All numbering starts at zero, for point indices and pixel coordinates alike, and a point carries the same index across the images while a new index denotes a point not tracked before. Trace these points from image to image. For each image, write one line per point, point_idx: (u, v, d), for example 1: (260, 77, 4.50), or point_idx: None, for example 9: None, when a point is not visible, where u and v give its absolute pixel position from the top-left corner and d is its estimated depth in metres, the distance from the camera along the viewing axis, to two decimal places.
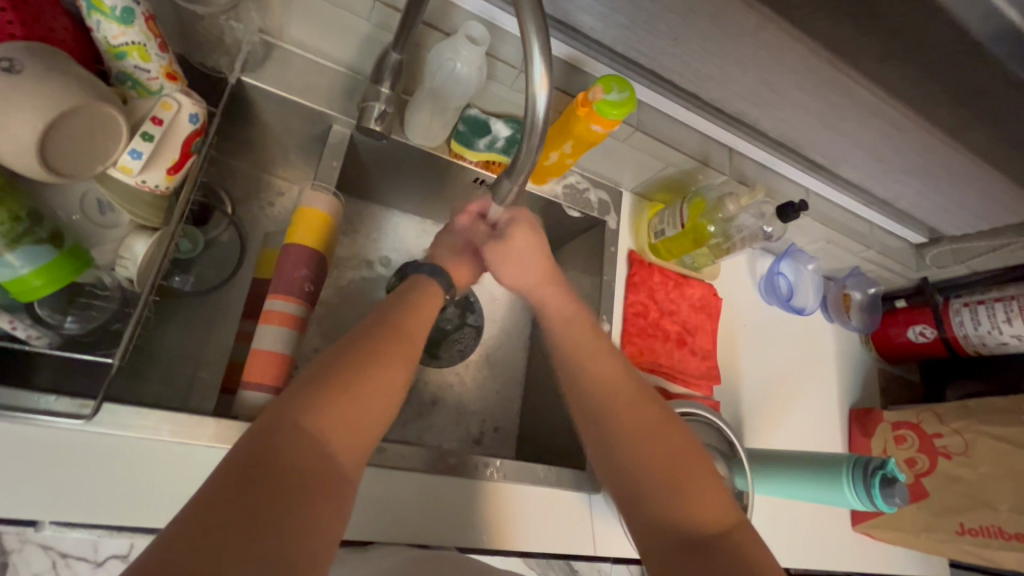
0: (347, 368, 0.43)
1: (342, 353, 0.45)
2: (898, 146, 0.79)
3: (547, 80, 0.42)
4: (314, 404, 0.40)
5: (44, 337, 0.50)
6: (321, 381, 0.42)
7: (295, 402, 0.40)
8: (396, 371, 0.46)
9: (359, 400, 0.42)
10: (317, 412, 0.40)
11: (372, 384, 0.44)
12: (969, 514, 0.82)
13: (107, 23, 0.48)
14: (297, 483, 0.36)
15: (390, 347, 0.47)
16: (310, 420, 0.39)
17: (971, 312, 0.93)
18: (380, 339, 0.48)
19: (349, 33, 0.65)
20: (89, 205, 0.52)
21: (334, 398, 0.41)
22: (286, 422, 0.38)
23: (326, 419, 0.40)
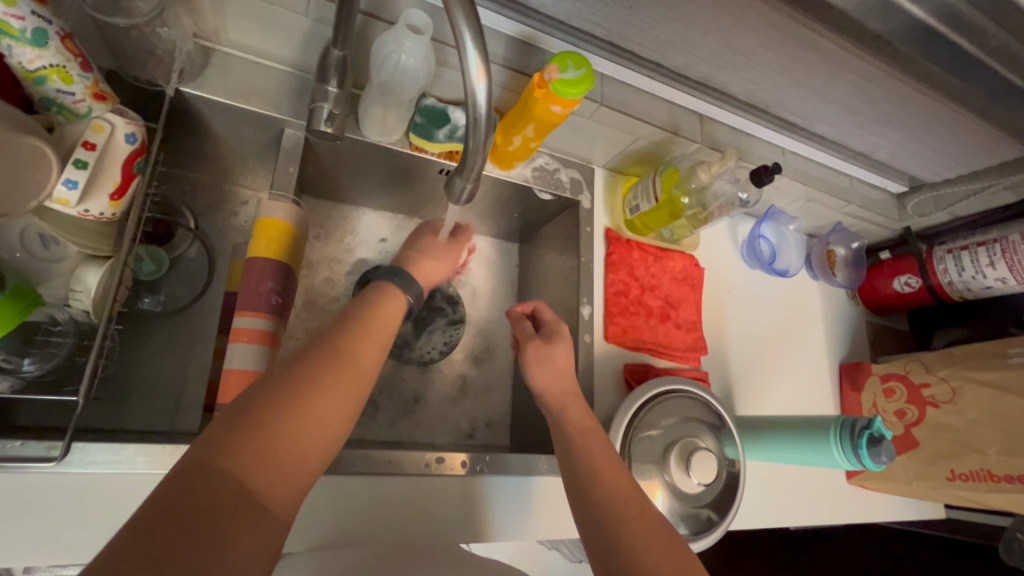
0: (284, 395, 0.41)
1: (280, 377, 0.43)
2: (871, 98, 0.77)
3: (483, 68, 0.40)
4: (269, 408, 0.40)
5: (5, 382, 0.49)
6: (253, 410, 0.40)
7: (224, 433, 0.38)
8: (340, 395, 0.44)
9: (295, 429, 0.40)
10: (248, 444, 0.38)
11: (310, 412, 0.41)
12: (958, 460, 0.83)
13: (19, 48, 0.45)
14: (223, 517, 0.35)
15: (335, 367, 0.45)
16: (264, 424, 0.39)
17: (954, 259, 0.92)
18: (323, 360, 0.45)
19: (289, 30, 0.62)
20: (30, 240, 0.50)
21: (278, 420, 0.40)
22: (218, 454, 0.37)
23: (268, 433, 0.39)
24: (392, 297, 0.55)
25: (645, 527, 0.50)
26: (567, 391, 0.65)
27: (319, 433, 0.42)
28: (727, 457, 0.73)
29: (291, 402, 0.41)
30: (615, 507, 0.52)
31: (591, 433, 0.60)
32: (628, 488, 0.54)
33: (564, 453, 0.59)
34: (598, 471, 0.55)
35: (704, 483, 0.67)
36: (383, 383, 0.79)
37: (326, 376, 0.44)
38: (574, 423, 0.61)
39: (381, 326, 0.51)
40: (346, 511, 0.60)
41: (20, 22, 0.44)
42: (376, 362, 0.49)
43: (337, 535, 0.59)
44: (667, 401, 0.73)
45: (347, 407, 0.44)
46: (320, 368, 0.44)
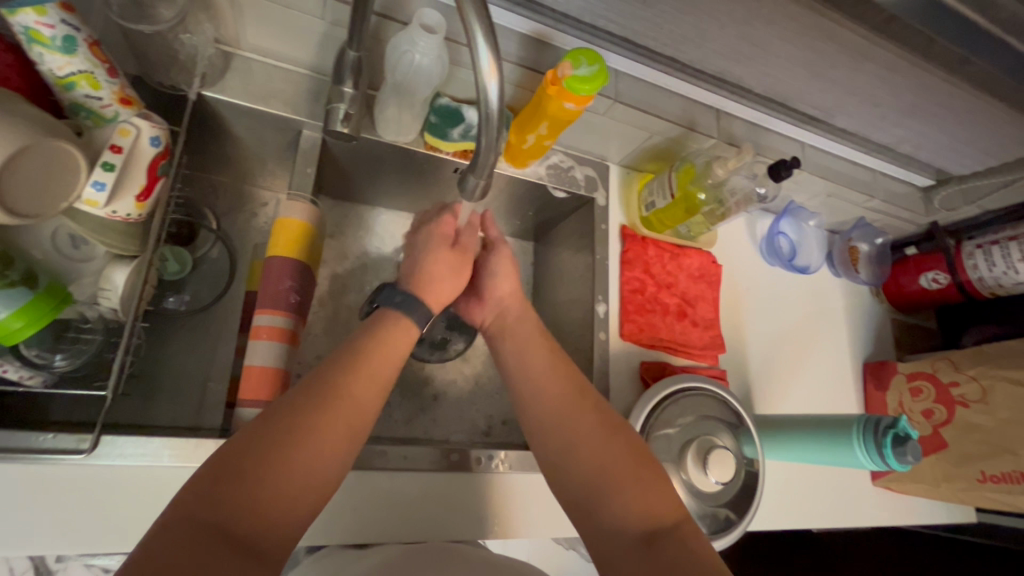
0: (281, 431, 0.43)
1: (278, 412, 0.44)
2: (895, 89, 0.75)
3: (495, 65, 0.41)
4: (265, 448, 0.41)
5: (38, 377, 0.51)
6: (252, 445, 0.41)
7: (220, 474, 0.39)
8: (336, 432, 0.45)
9: (291, 468, 0.42)
10: (243, 487, 0.39)
11: (308, 447, 0.43)
12: (990, 461, 0.80)
13: (50, 55, 0.47)
14: (217, 550, 0.36)
15: (333, 401, 0.46)
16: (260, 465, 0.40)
17: (984, 254, 0.89)
18: (321, 398, 0.46)
19: (306, 33, 0.63)
20: (61, 241, 0.52)
21: (273, 460, 0.41)
22: (211, 498, 0.38)
23: (263, 475, 0.40)
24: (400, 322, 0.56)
25: (603, 450, 0.53)
26: (542, 368, 0.61)
27: (313, 472, 0.43)
28: (746, 456, 0.72)
29: (288, 438, 0.43)
30: (610, 495, 0.51)
31: (535, 357, 0.62)
32: (581, 414, 0.57)
33: (514, 387, 0.61)
34: (552, 407, 0.58)
35: (722, 482, 0.67)
36: (401, 381, 0.80)
37: (323, 414, 0.45)
38: (515, 344, 0.64)
39: (385, 355, 0.52)
40: (363, 507, 0.61)
41: (50, 30, 0.46)
42: (376, 399, 0.50)
43: (354, 529, 0.60)
44: (684, 398, 0.72)
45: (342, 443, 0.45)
46: (319, 402, 0.46)
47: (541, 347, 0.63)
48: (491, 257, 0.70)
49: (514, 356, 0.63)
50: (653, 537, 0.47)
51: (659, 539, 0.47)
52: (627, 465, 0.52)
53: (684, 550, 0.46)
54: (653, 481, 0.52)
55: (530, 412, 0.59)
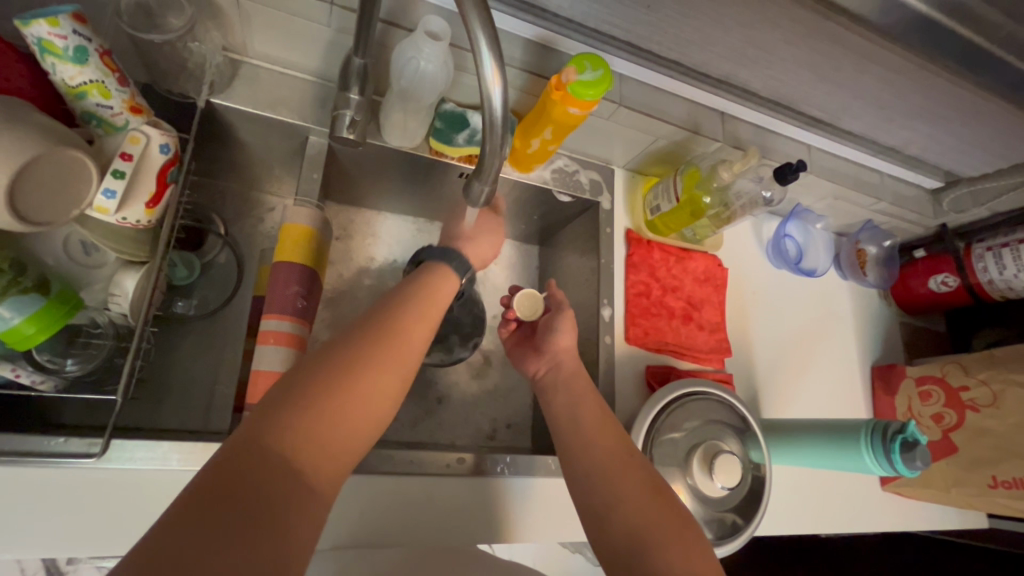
0: (312, 399, 0.41)
1: (300, 380, 0.42)
2: (901, 90, 0.74)
3: (499, 73, 0.41)
4: (315, 390, 0.41)
5: (49, 382, 0.52)
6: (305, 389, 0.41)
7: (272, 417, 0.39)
8: (386, 376, 0.45)
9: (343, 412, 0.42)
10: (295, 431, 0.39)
11: (331, 416, 0.41)
12: (1001, 467, 0.79)
13: (62, 65, 0.48)
14: (267, 485, 0.36)
15: (366, 364, 0.44)
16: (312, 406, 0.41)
17: (995, 257, 0.89)
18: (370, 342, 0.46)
19: (313, 40, 0.64)
20: (73, 248, 0.53)
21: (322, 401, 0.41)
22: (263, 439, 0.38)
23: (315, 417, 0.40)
24: (432, 285, 0.55)
25: (646, 507, 0.53)
26: (594, 425, 0.61)
27: (363, 418, 0.43)
28: (752, 460, 0.71)
29: (319, 407, 0.41)
30: (652, 553, 0.50)
31: (590, 410, 0.63)
32: (630, 469, 0.56)
33: (563, 442, 0.61)
34: (602, 457, 0.58)
35: (729, 487, 0.66)
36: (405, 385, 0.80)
37: (373, 358, 0.45)
38: (566, 399, 0.65)
39: (420, 318, 0.51)
40: (370, 510, 0.61)
41: (63, 40, 0.46)
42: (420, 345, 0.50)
43: (359, 534, 0.60)
44: (690, 402, 0.72)
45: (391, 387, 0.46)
46: (347, 372, 0.43)
47: (594, 403, 0.64)
48: (558, 317, 0.72)
49: (568, 407, 0.64)
50: None
51: None
52: (668, 527, 0.51)
53: None
54: (691, 547, 0.50)
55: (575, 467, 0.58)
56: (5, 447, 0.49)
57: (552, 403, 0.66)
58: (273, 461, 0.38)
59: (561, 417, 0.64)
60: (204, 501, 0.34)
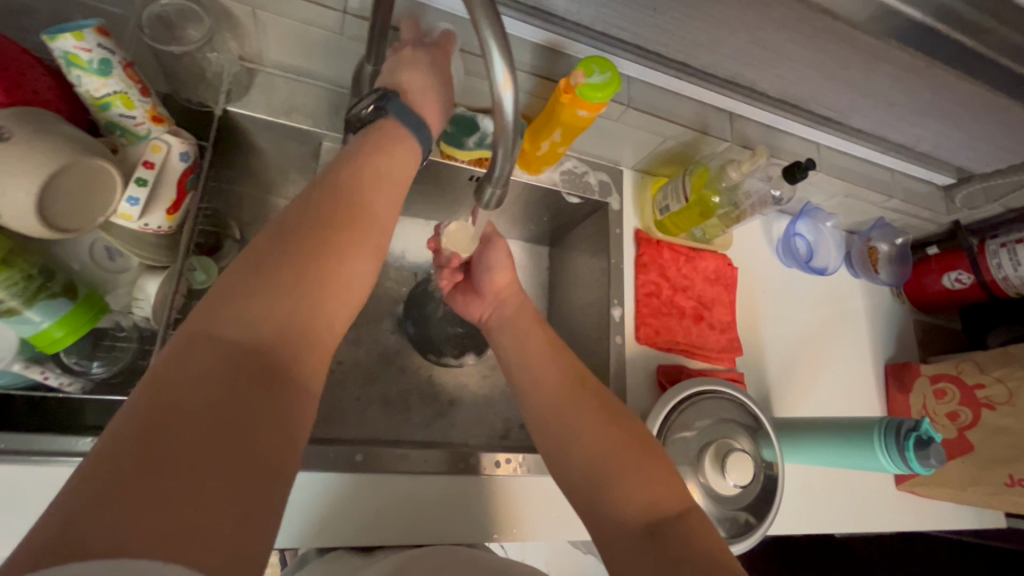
0: (274, 276, 0.39)
1: (259, 261, 0.39)
2: (912, 88, 0.74)
3: (510, 78, 0.42)
4: (273, 265, 0.39)
5: (77, 383, 0.53)
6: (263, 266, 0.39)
7: (229, 296, 0.37)
8: (350, 250, 0.43)
9: (310, 285, 0.40)
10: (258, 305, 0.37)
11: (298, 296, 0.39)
12: (1018, 465, 0.79)
13: (87, 77, 0.49)
14: (242, 362, 0.35)
15: (328, 242, 0.42)
16: (270, 281, 0.38)
17: (1009, 253, 0.88)
18: (329, 218, 0.44)
19: (326, 48, 0.65)
20: (98, 253, 0.55)
21: (283, 275, 0.39)
22: (226, 319, 0.36)
23: (278, 291, 0.38)
24: (387, 150, 0.51)
25: (599, 437, 0.54)
26: (543, 358, 0.62)
27: (336, 292, 0.42)
28: (764, 459, 0.72)
29: (284, 285, 0.39)
30: (613, 485, 0.51)
31: (536, 350, 0.62)
32: (581, 401, 0.57)
33: (517, 378, 0.62)
34: (551, 392, 0.58)
35: (741, 485, 0.66)
36: (418, 387, 0.81)
37: (333, 234, 0.43)
38: (512, 335, 0.65)
39: (380, 196, 0.48)
40: (384, 507, 0.63)
41: (87, 54, 0.48)
42: (386, 218, 0.48)
43: (372, 531, 0.62)
44: (702, 401, 0.72)
45: (362, 261, 0.44)
46: (306, 256, 0.41)
47: (545, 342, 0.63)
48: (489, 251, 0.69)
49: (515, 347, 0.64)
50: (658, 525, 0.47)
51: (667, 526, 0.47)
52: (629, 455, 0.52)
53: (689, 541, 0.46)
54: (655, 470, 0.51)
55: (530, 403, 0.59)
56: (33, 446, 0.50)
57: (498, 341, 0.67)
58: (241, 340, 0.36)
59: (507, 356, 0.65)
60: (166, 392, 0.31)
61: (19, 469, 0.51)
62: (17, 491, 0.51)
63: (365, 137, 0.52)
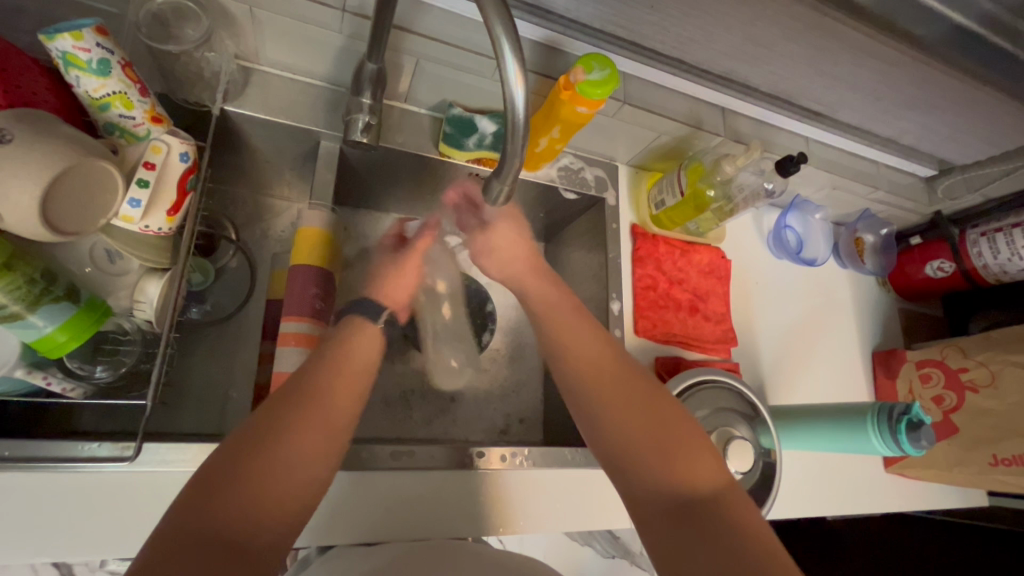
0: (250, 460, 0.44)
1: (242, 446, 0.45)
2: (898, 83, 0.76)
3: (522, 75, 0.42)
4: (251, 452, 0.44)
5: (80, 388, 0.53)
6: (240, 451, 0.44)
7: (210, 484, 0.42)
8: (317, 434, 0.48)
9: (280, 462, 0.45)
10: (232, 494, 0.42)
11: (257, 495, 0.43)
12: (1001, 445, 0.82)
13: (86, 77, 0.49)
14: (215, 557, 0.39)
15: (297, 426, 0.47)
16: (247, 471, 0.43)
17: (988, 242, 0.91)
18: (299, 401, 0.49)
19: (323, 47, 0.65)
20: (99, 256, 0.54)
21: (256, 459, 0.44)
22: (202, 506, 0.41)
23: (252, 475, 0.43)
24: (350, 343, 0.58)
25: (635, 413, 0.56)
26: (575, 326, 0.63)
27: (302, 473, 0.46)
28: (762, 446, 0.74)
29: (255, 466, 0.44)
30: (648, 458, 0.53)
31: (567, 316, 0.64)
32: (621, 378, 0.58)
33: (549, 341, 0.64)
34: (589, 362, 0.60)
35: (741, 472, 0.70)
36: (419, 384, 0.82)
37: (303, 418, 0.48)
38: (540, 299, 0.67)
39: (350, 376, 0.54)
40: (394, 504, 0.63)
41: (87, 53, 0.47)
42: (355, 402, 0.53)
43: (376, 527, 0.62)
44: (701, 391, 0.73)
45: (326, 444, 0.49)
46: (279, 437, 0.46)
47: (572, 308, 0.65)
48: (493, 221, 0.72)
49: (543, 306, 0.67)
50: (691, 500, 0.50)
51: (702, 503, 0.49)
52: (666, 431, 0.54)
53: (723, 518, 0.48)
54: (697, 449, 0.53)
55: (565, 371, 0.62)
56: (39, 452, 0.50)
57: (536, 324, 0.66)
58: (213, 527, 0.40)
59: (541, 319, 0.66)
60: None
61: (25, 476, 0.51)
62: (23, 496, 0.50)
63: (337, 331, 0.60)
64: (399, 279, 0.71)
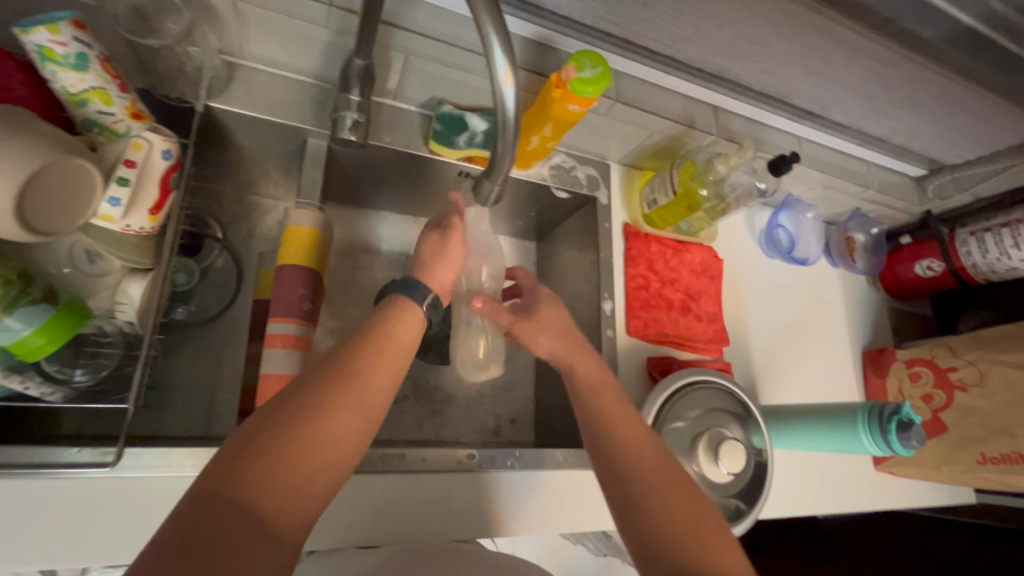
0: (279, 435, 0.39)
1: (272, 418, 0.40)
2: (890, 83, 0.76)
3: (511, 73, 0.41)
4: (282, 427, 0.40)
5: (59, 392, 0.51)
6: (269, 424, 0.40)
7: (234, 459, 0.38)
8: (353, 414, 0.43)
9: (310, 442, 0.40)
10: (256, 471, 0.37)
11: (282, 472, 0.38)
12: (990, 443, 0.82)
13: (62, 72, 0.47)
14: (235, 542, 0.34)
15: (332, 403, 0.42)
16: (275, 447, 0.39)
17: (977, 241, 0.91)
18: (335, 377, 0.44)
19: (310, 42, 0.63)
20: (78, 257, 0.52)
21: (285, 436, 0.39)
22: (224, 480, 0.36)
23: (282, 452, 0.39)
24: (395, 320, 0.51)
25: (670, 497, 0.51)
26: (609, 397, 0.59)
27: (332, 458, 0.41)
28: (754, 446, 0.74)
29: (283, 443, 0.39)
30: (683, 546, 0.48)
31: (597, 379, 0.61)
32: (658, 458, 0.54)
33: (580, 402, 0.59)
34: (629, 430, 0.55)
35: (733, 473, 0.68)
36: (410, 385, 0.81)
37: (337, 395, 0.43)
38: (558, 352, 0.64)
39: (391, 353, 0.48)
40: (384, 507, 0.63)
41: (63, 48, 0.46)
42: (395, 383, 0.47)
43: (366, 532, 0.62)
44: (693, 391, 0.73)
45: (361, 427, 0.43)
46: (310, 414, 0.41)
47: (600, 370, 0.62)
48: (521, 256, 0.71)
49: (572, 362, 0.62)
50: None
51: None
52: (702, 523, 0.50)
53: None
54: (727, 545, 0.49)
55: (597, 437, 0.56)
56: (17, 459, 0.48)
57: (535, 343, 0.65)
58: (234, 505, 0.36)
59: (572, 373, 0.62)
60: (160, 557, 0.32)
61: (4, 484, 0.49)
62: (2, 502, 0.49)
63: (380, 306, 0.54)
64: (443, 262, 0.63)
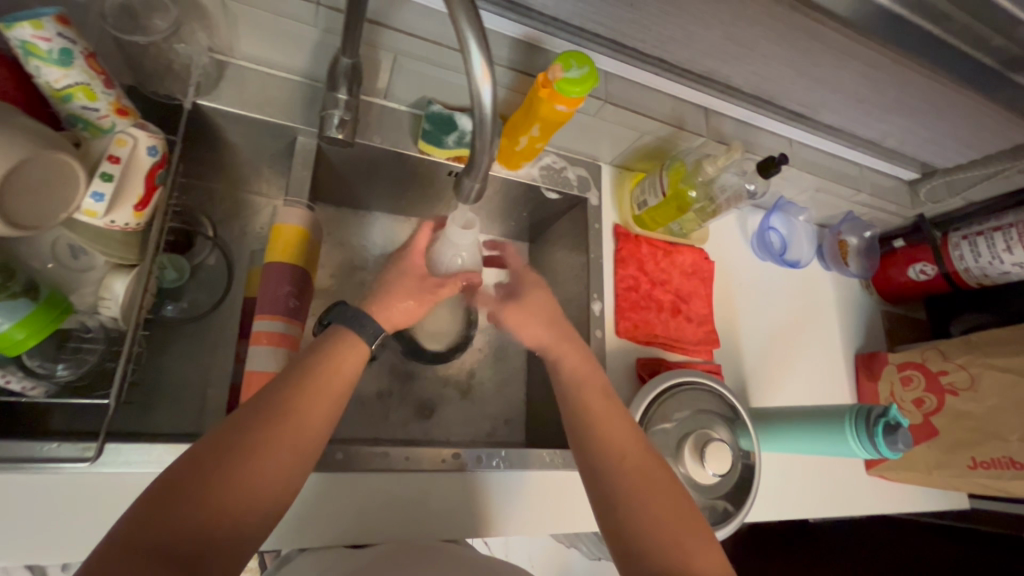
0: (208, 475, 0.41)
1: (203, 456, 0.42)
2: (879, 86, 0.76)
3: (489, 71, 0.41)
4: (212, 467, 0.41)
5: (40, 388, 0.52)
6: (200, 462, 0.41)
7: (164, 495, 0.40)
8: (283, 454, 0.45)
9: (239, 481, 0.42)
10: (184, 509, 0.39)
11: (211, 509, 0.40)
12: (981, 448, 0.82)
13: (46, 67, 0.48)
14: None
15: (263, 443, 0.44)
16: (204, 488, 0.40)
17: (970, 245, 0.91)
18: (268, 416, 0.45)
19: (298, 41, 0.64)
20: (61, 251, 0.53)
21: (215, 475, 0.41)
22: (152, 518, 0.38)
23: (210, 491, 0.40)
24: (338, 353, 0.52)
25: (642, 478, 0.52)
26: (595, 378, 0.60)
27: (261, 494, 0.43)
28: (742, 448, 0.73)
29: (212, 483, 0.41)
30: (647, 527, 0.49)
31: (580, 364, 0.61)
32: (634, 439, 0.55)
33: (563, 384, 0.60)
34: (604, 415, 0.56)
35: (719, 474, 0.68)
36: (400, 384, 0.81)
37: (269, 435, 0.44)
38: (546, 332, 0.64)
39: (329, 389, 0.49)
40: (369, 507, 0.62)
41: (47, 43, 0.46)
42: (330, 419, 0.49)
43: (353, 530, 0.61)
44: (681, 393, 0.73)
45: (291, 465, 0.45)
46: (240, 454, 0.43)
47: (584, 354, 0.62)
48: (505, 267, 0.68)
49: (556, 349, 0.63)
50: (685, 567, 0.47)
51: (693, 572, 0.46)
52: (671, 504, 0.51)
53: None
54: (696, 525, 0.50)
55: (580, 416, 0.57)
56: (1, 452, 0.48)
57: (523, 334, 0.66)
58: (162, 542, 0.38)
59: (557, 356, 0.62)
60: None
61: None
62: None
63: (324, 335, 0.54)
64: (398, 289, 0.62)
